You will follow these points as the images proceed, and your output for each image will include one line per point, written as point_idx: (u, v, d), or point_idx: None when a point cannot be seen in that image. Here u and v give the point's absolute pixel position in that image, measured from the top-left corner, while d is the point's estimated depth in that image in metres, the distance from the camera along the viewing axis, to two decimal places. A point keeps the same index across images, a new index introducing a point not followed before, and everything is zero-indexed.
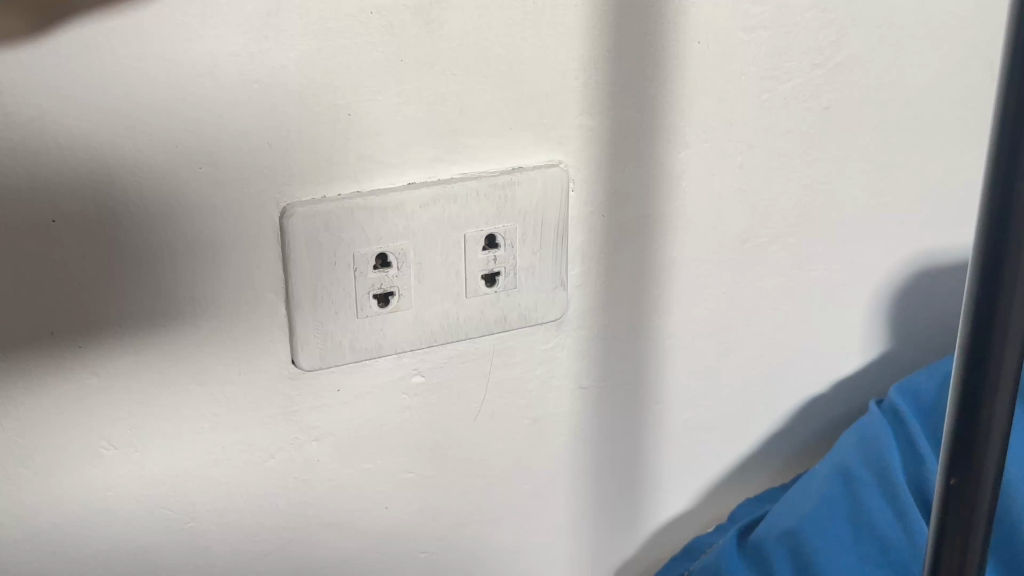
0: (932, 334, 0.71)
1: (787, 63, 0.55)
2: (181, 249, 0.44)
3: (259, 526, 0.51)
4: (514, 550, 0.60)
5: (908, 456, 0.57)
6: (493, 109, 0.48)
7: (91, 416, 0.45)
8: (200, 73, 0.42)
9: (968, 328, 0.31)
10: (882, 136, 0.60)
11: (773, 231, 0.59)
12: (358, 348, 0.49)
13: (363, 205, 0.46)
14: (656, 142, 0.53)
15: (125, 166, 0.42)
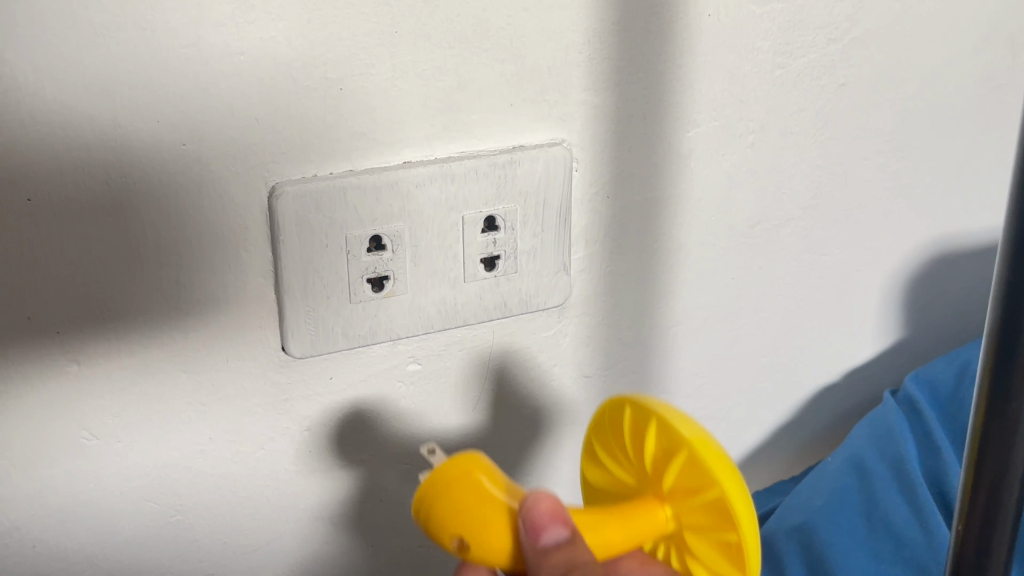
0: (948, 321, 0.68)
1: (800, 38, 0.53)
2: (166, 231, 0.42)
3: (248, 520, 0.50)
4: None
5: (925, 448, 0.55)
6: (493, 84, 0.46)
7: (73, 407, 0.43)
8: (183, 44, 0.39)
9: (996, 315, 0.29)
10: (899, 115, 0.58)
11: (786, 214, 0.57)
12: (351, 334, 0.47)
13: (356, 184, 0.44)
14: (664, 119, 0.51)
15: (104, 143, 0.39)
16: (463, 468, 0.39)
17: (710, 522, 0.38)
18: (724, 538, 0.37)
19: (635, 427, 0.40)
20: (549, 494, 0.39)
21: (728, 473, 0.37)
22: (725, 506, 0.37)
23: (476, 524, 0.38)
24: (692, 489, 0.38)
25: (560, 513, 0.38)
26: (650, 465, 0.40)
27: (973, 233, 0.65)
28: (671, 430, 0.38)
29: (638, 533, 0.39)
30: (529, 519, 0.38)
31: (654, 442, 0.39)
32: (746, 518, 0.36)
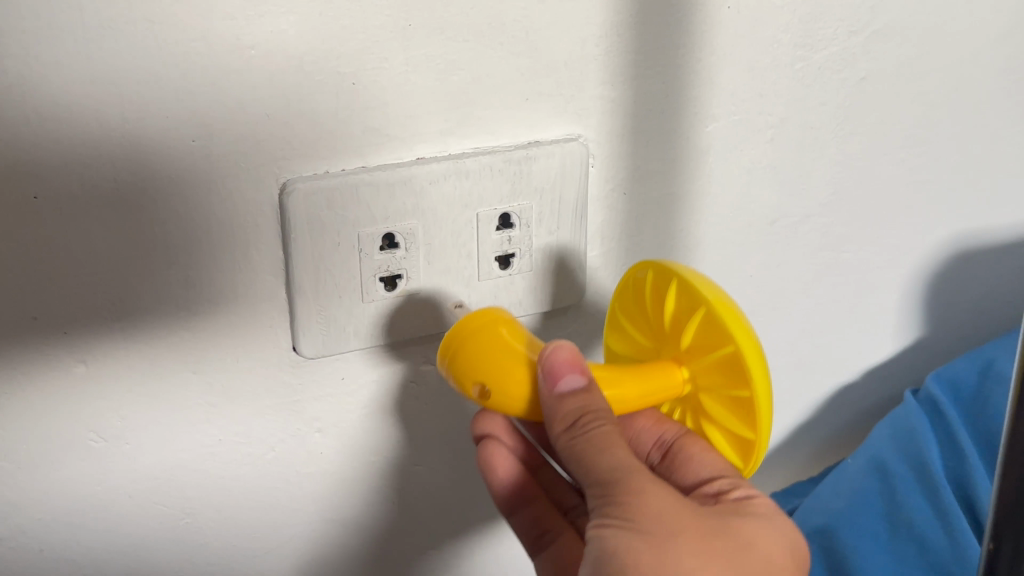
0: (966, 317, 0.68)
1: (821, 31, 0.51)
2: (174, 229, 0.41)
3: (259, 521, 0.50)
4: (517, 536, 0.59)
5: (949, 449, 0.55)
6: (508, 78, 0.45)
7: (80, 409, 0.42)
8: (192, 38, 0.38)
9: None
10: (921, 108, 0.57)
11: (806, 210, 0.56)
12: (364, 334, 0.46)
13: (368, 180, 0.43)
14: (682, 114, 0.50)
15: (112, 139, 0.38)
16: (486, 320, 0.42)
17: (724, 376, 0.40)
18: (739, 391, 0.40)
19: (658, 290, 0.43)
20: (568, 346, 0.41)
21: (744, 332, 0.39)
22: (738, 359, 0.39)
23: (500, 370, 0.41)
24: (709, 346, 0.41)
25: (578, 362, 0.40)
26: (671, 327, 0.43)
27: (992, 228, 0.64)
28: (693, 291, 0.41)
29: (656, 388, 0.42)
30: (548, 365, 0.40)
31: (676, 305, 0.42)
32: (759, 372, 0.39)
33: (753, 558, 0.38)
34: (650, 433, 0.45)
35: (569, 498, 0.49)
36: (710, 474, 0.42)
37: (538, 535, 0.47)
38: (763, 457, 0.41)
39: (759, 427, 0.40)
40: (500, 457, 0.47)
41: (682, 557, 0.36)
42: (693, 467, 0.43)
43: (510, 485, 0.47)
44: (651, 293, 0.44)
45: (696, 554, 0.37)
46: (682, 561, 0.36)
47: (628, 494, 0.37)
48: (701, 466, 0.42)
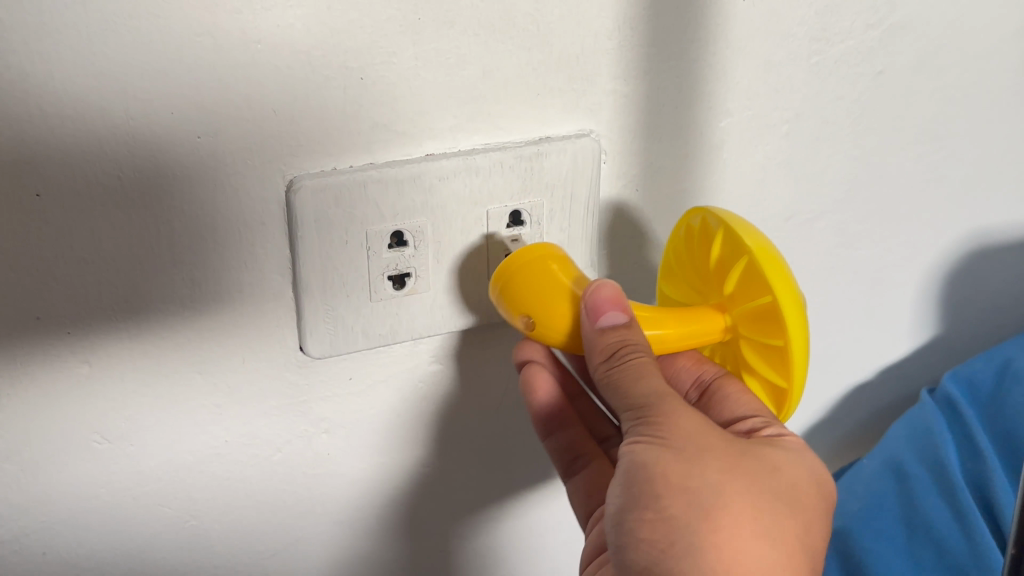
0: (979, 314, 0.67)
1: (838, 24, 0.50)
2: (180, 227, 0.40)
3: (265, 522, 0.49)
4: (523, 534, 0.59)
5: (966, 450, 0.60)
6: (519, 73, 0.44)
7: (84, 410, 0.42)
8: (198, 33, 0.37)
9: None
10: (938, 103, 0.56)
11: (819, 207, 0.55)
12: (372, 334, 0.45)
13: (377, 177, 0.42)
14: (695, 109, 0.49)
15: (116, 136, 0.37)
16: (538, 255, 0.43)
17: (762, 322, 0.43)
18: (774, 335, 0.42)
19: (704, 238, 0.46)
20: (611, 284, 0.43)
21: (783, 280, 0.41)
22: (775, 307, 0.41)
23: (545, 304, 0.43)
24: (749, 293, 0.43)
25: (620, 300, 0.42)
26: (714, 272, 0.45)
27: (1007, 224, 0.63)
28: (736, 239, 0.43)
29: (698, 331, 0.44)
30: (590, 303, 0.42)
31: (721, 251, 0.44)
32: (794, 320, 0.41)
33: (776, 480, 0.41)
34: (689, 372, 0.49)
35: (603, 428, 0.52)
36: (745, 412, 0.45)
37: (571, 459, 0.49)
38: (798, 401, 0.44)
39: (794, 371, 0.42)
40: (541, 378, 0.47)
41: (708, 472, 0.40)
42: (729, 406, 0.46)
43: (546, 411, 0.48)
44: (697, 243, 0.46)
45: (721, 471, 0.40)
46: (708, 475, 0.40)
47: (662, 416, 0.41)
48: (736, 405, 0.46)
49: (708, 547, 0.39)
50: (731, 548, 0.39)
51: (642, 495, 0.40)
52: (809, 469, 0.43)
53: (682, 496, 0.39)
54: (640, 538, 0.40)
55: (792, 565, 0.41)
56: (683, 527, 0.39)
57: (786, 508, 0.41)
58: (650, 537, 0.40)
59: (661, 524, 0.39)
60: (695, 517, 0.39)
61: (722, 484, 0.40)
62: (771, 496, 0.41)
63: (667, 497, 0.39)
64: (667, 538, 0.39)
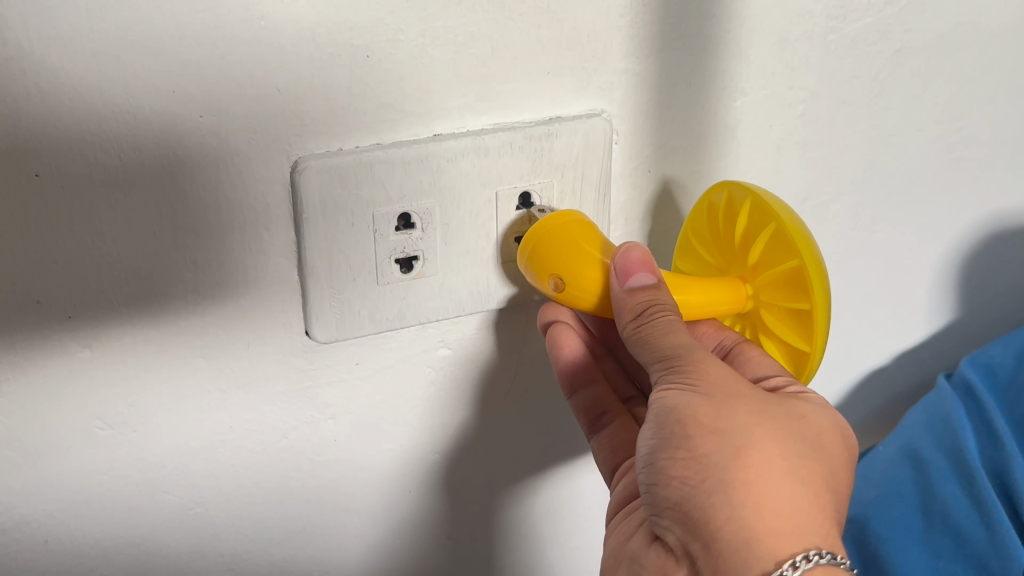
0: (996, 298, 0.66)
1: (855, 1, 0.49)
2: (182, 210, 0.39)
3: (270, 510, 0.48)
4: (534, 523, 0.58)
5: (985, 437, 0.59)
6: (529, 51, 0.43)
7: (85, 396, 0.41)
8: (199, 9, 0.36)
9: None
10: (958, 83, 0.55)
11: (836, 189, 0.54)
12: (379, 318, 0.45)
13: (384, 158, 0.41)
14: (709, 88, 0.48)
15: (116, 115, 0.36)
16: (566, 223, 0.43)
17: (788, 291, 0.43)
18: (799, 302, 0.42)
19: (728, 209, 0.45)
20: (639, 246, 0.43)
21: (809, 249, 0.41)
22: (801, 275, 0.41)
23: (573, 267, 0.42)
24: (776, 262, 0.43)
25: (649, 262, 0.43)
26: (738, 241, 0.45)
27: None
28: (762, 207, 0.42)
29: (721, 298, 0.44)
30: (620, 263, 0.42)
31: (746, 221, 0.44)
32: (818, 287, 0.41)
33: (803, 427, 0.41)
34: (711, 338, 0.48)
35: (626, 389, 0.51)
36: (766, 372, 0.45)
37: (595, 417, 0.49)
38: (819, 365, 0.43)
39: (816, 339, 0.42)
40: (567, 337, 0.47)
41: (739, 416, 0.39)
42: (751, 367, 0.45)
43: (570, 372, 0.47)
44: (720, 213, 0.45)
45: (752, 415, 0.40)
46: (738, 418, 0.39)
47: (691, 364, 0.40)
48: (758, 366, 0.45)
49: (739, 484, 0.38)
50: (765, 485, 0.38)
51: (674, 436, 0.39)
52: (834, 421, 0.43)
53: (715, 436, 0.38)
54: (670, 477, 0.39)
55: (822, 505, 0.39)
56: (717, 464, 0.38)
57: (810, 450, 0.40)
58: (682, 476, 0.38)
59: (693, 463, 0.38)
60: (729, 455, 0.38)
61: (753, 427, 0.39)
62: (800, 441, 0.40)
63: (699, 436, 0.38)
64: (699, 475, 0.38)
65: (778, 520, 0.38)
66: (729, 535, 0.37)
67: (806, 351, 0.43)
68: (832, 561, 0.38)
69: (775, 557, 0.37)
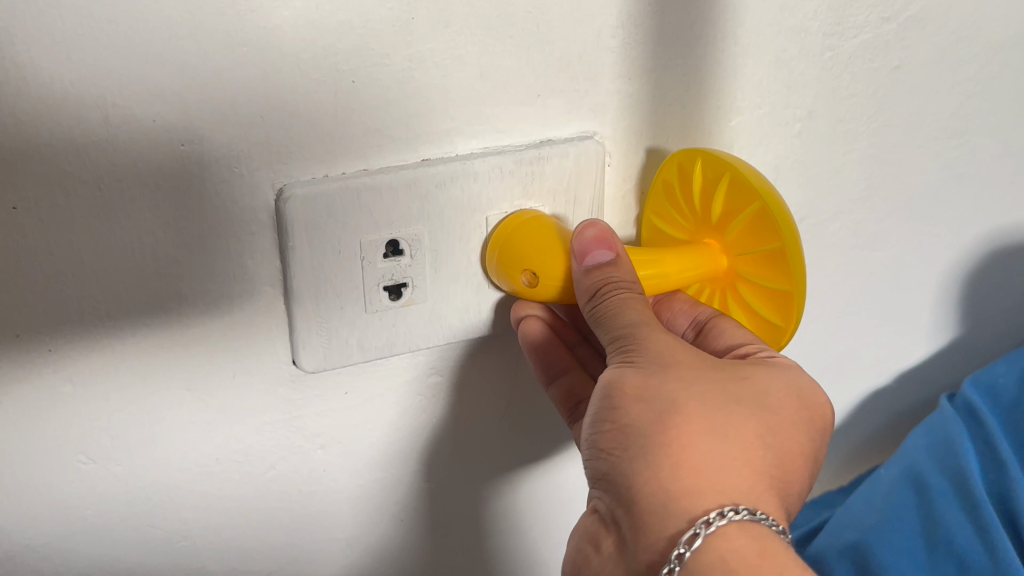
0: (998, 313, 0.65)
1: (852, 18, 0.48)
2: (164, 239, 0.38)
3: (258, 541, 0.48)
4: (527, 543, 0.57)
5: (991, 463, 0.58)
6: (518, 73, 0.42)
7: (65, 430, 0.40)
8: (179, 36, 0.35)
9: None
10: (958, 99, 0.54)
11: (835, 208, 0.53)
12: (368, 347, 0.44)
13: (371, 184, 0.40)
14: (704, 106, 0.47)
15: (94, 144, 0.35)
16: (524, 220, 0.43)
17: (754, 240, 0.41)
18: (768, 247, 0.40)
19: (682, 184, 0.44)
20: (600, 223, 0.42)
21: (762, 184, 0.40)
22: (761, 211, 0.40)
23: (537, 262, 0.42)
24: (739, 214, 0.42)
25: (606, 238, 0.42)
26: (700, 212, 0.44)
27: None
28: (716, 161, 0.42)
29: (691, 264, 0.43)
30: (578, 245, 0.42)
31: (702, 186, 0.43)
32: (781, 219, 0.39)
33: (743, 390, 0.40)
34: (686, 315, 0.47)
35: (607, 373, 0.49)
36: (740, 341, 0.43)
37: (573, 404, 0.47)
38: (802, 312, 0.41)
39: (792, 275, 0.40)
40: (531, 326, 0.45)
41: (670, 382, 0.39)
42: (723, 338, 0.44)
43: (544, 358, 0.46)
44: (677, 190, 0.45)
45: (685, 382, 0.39)
46: (668, 383, 0.39)
47: (639, 340, 0.40)
48: (732, 336, 0.44)
49: (658, 448, 0.37)
50: (686, 447, 0.37)
51: (604, 409, 0.39)
52: (790, 383, 0.41)
53: (640, 404, 0.38)
54: (601, 449, 0.39)
55: (755, 468, 0.38)
56: (638, 432, 0.38)
57: (751, 410, 0.39)
58: (610, 447, 0.39)
59: (619, 433, 0.39)
60: (650, 421, 0.38)
61: (683, 393, 0.39)
62: (736, 405, 0.39)
63: (625, 407, 0.39)
64: (623, 444, 0.38)
65: (695, 479, 0.37)
66: (646, 498, 0.37)
67: (787, 301, 0.41)
68: (750, 516, 0.36)
69: (689, 516, 0.36)
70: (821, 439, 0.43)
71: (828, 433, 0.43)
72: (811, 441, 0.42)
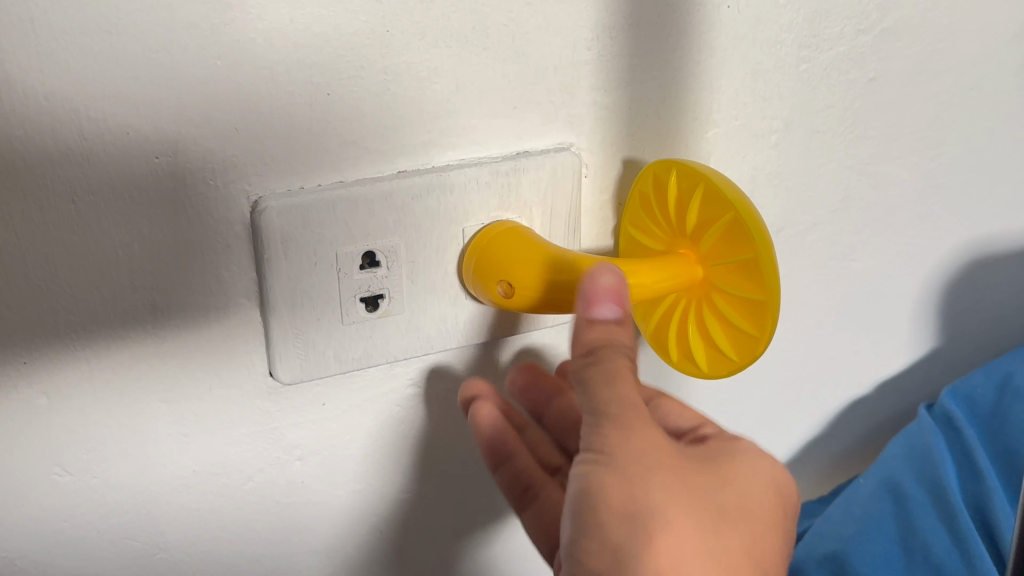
0: (976, 322, 0.66)
1: (827, 30, 0.49)
2: (140, 252, 0.38)
3: (237, 553, 0.47)
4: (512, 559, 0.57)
5: (967, 471, 0.59)
6: (494, 85, 0.42)
7: (41, 442, 0.40)
8: (153, 49, 0.35)
9: None
10: (934, 110, 0.55)
11: (813, 219, 0.54)
12: (345, 358, 0.44)
13: (347, 196, 0.40)
14: (680, 118, 0.47)
15: (69, 157, 0.36)
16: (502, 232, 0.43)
17: (727, 253, 0.42)
18: (741, 257, 0.41)
19: (656, 198, 0.45)
20: (615, 272, 0.40)
21: (737, 195, 0.40)
22: (736, 221, 0.40)
23: (517, 277, 0.42)
24: (713, 227, 0.42)
25: (619, 291, 0.40)
26: (674, 226, 0.44)
27: (1002, 230, 0.62)
28: (691, 172, 0.42)
29: (665, 275, 0.43)
30: (589, 289, 0.40)
31: (677, 200, 0.43)
32: (755, 230, 0.40)
33: (722, 492, 0.40)
34: None
35: (553, 457, 0.49)
36: (690, 422, 0.45)
37: (521, 492, 0.47)
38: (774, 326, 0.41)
39: (766, 285, 0.40)
40: (484, 411, 0.45)
41: (655, 492, 0.38)
42: (671, 419, 0.46)
43: (492, 443, 0.46)
44: (652, 203, 0.45)
45: (669, 493, 0.39)
46: (654, 493, 0.38)
47: (615, 423, 0.39)
48: (680, 418, 0.45)
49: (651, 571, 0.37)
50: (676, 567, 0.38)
51: (583, 515, 0.38)
52: (766, 480, 0.42)
53: (626, 521, 0.38)
54: (585, 565, 0.38)
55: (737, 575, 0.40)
56: (627, 556, 0.37)
57: (731, 516, 0.40)
58: (596, 564, 0.38)
59: (606, 550, 0.38)
60: (639, 540, 0.38)
61: (669, 504, 0.38)
62: (716, 514, 0.40)
63: (610, 524, 0.38)
64: (610, 564, 0.38)
65: None
66: None
67: (759, 314, 0.41)
68: None
69: None
70: (789, 524, 0.44)
71: (794, 518, 0.44)
72: (779, 536, 0.43)
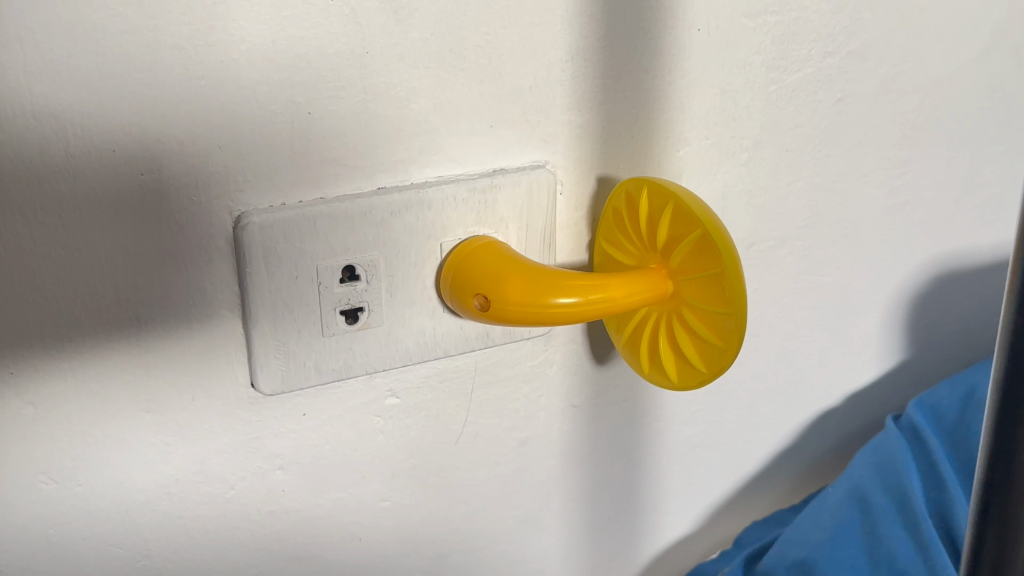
0: (943, 337, 0.68)
1: (794, 52, 0.50)
2: (123, 265, 0.39)
3: (219, 564, 0.48)
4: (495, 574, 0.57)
5: (933, 480, 0.60)
6: (471, 105, 0.44)
7: (26, 448, 0.41)
8: (137, 70, 0.37)
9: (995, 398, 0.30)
10: (899, 130, 0.57)
11: (783, 233, 0.55)
12: (325, 369, 0.45)
13: (327, 212, 0.42)
14: (652, 137, 0.49)
15: (55, 173, 0.37)
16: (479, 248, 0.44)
17: (696, 268, 0.43)
18: (709, 273, 0.42)
19: (628, 215, 0.46)
20: None
21: (707, 213, 0.42)
22: (705, 238, 0.42)
23: (495, 289, 0.42)
24: (682, 243, 0.43)
25: None
26: (646, 243, 0.46)
27: (967, 247, 0.64)
28: (662, 190, 0.44)
29: (637, 288, 0.44)
30: None
31: (648, 217, 0.45)
32: (723, 247, 0.42)
33: None
34: None
35: None
36: None
37: None
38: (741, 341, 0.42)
39: (733, 300, 0.42)
40: None
41: None
42: None
43: None
44: (625, 220, 0.46)
45: None
46: None
47: None
48: None
49: None
50: None
51: None
52: None
53: None
54: None
55: None
56: None
57: None
58: None
59: None
60: None
61: None
62: None
63: None
64: None
65: None
66: None
67: (726, 328, 0.43)
68: None
69: None
70: None
71: None
72: None
